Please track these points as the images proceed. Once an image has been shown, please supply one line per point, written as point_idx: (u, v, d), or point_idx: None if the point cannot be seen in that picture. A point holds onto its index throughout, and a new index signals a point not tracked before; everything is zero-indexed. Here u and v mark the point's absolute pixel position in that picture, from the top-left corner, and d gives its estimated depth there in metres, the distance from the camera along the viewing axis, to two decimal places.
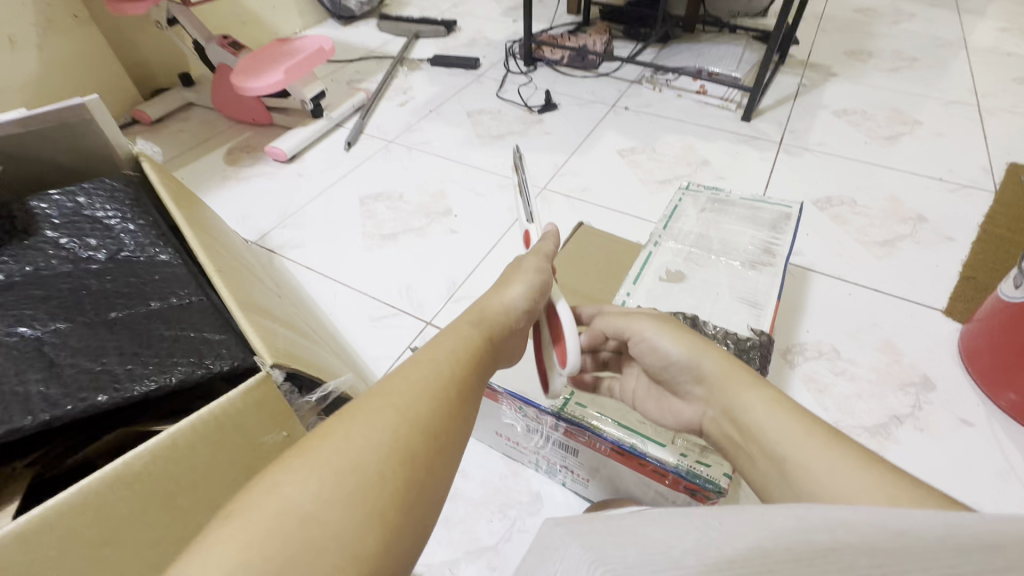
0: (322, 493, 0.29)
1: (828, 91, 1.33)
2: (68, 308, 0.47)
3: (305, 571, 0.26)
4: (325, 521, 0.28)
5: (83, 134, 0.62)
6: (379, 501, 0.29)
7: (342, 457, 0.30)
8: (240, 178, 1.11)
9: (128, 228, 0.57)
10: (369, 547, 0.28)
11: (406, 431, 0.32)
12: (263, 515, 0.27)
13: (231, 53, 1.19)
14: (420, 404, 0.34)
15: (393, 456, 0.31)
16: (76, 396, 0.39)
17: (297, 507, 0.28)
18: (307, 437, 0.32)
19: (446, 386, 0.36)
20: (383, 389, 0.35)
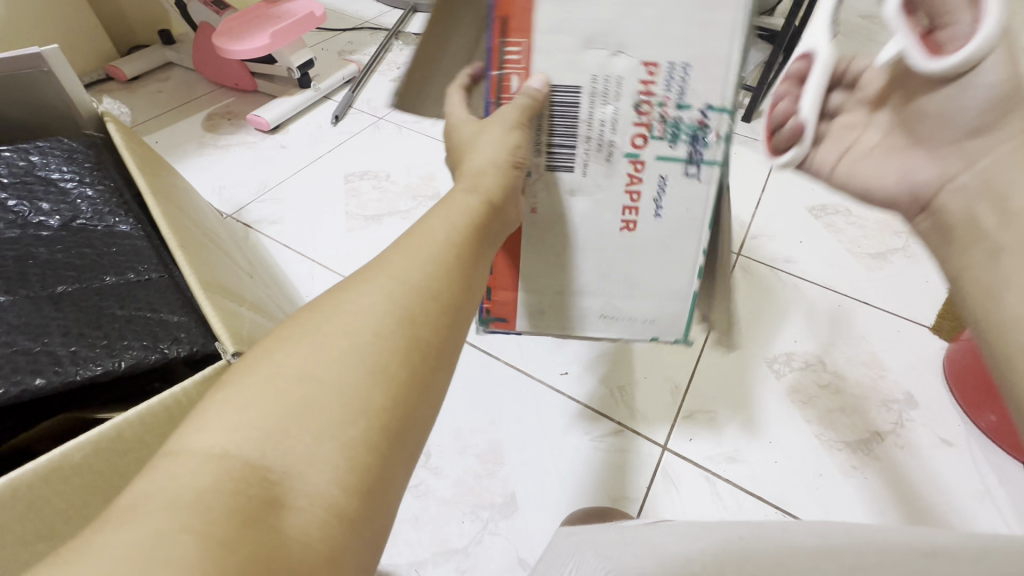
0: (318, 362, 0.29)
1: None
2: (11, 279, 0.43)
3: (309, 428, 0.27)
4: (326, 388, 0.28)
5: (40, 87, 0.56)
6: (376, 360, 0.29)
7: (341, 326, 0.30)
8: (219, 146, 1.06)
9: (86, 193, 0.52)
10: (377, 405, 0.28)
11: (401, 302, 0.32)
12: (265, 381, 0.28)
13: (215, 12, 1.12)
14: (413, 271, 0.34)
15: (393, 324, 0.31)
16: (11, 379, 0.36)
17: (292, 374, 0.28)
18: (309, 314, 0.32)
19: (441, 266, 0.35)
20: (380, 263, 0.35)
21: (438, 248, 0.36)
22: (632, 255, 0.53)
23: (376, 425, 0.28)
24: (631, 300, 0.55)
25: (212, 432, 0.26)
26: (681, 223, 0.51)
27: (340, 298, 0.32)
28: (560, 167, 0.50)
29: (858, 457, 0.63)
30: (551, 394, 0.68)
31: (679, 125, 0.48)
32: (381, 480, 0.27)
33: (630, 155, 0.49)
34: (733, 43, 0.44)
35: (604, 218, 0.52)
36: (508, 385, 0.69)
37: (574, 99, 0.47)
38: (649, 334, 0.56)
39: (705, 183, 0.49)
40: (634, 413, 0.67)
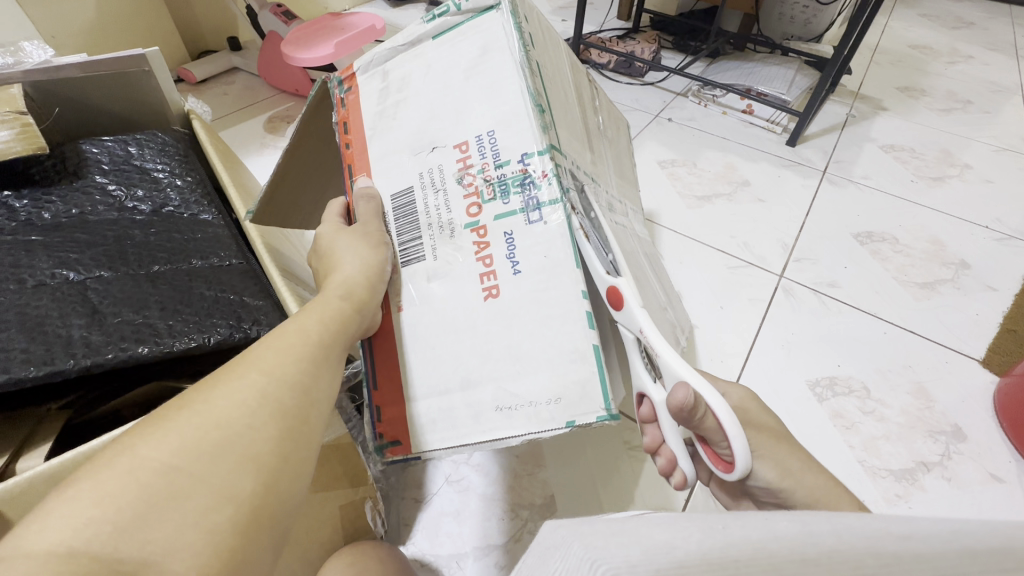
0: (184, 449, 0.26)
1: (877, 124, 1.31)
2: (112, 257, 0.47)
3: (167, 522, 0.24)
4: (192, 473, 0.26)
5: (139, 85, 0.61)
6: (253, 446, 0.28)
7: (207, 406, 0.28)
8: (278, 147, 1.11)
9: (176, 183, 0.57)
10: (248, 490, 0.27)
11: (275, 391, 0.31)
12: (118, 470, 0.24)
13: (283, 22, 1.20)
14: (286, 363, 0.33)
15: (270, 412, 0.30)
16: (118, 346, 0.39)
17: (151, 461, 0.25)
18: (169, 404, 0.29)
19: (311, 358, 0.35)
20: (255, 351, 0.33)
21: (311, 339, 0.36)
22: (507, 323, 0.39)
23: (243, 514, 0.26)
24: (523, 378, 0.39)
25: (49, 530, 0.22)
26: (547, 272, 0.38)
27: (206, 382, 0.30)
28: (412, 261, 0.45)
29: (904, 487, 0.63)
30: None
31: (505, 181, 0.41)
32: (245, 564, 0.26)
33: (468, 225, 0.42)
34: (521, 98, 0.42)
35: (464, 292, 0.41)
36: None
37: (409, 198, 0.46)
38: (563, 419, 0.37)
39: (552, 223, 0.39)
40: None
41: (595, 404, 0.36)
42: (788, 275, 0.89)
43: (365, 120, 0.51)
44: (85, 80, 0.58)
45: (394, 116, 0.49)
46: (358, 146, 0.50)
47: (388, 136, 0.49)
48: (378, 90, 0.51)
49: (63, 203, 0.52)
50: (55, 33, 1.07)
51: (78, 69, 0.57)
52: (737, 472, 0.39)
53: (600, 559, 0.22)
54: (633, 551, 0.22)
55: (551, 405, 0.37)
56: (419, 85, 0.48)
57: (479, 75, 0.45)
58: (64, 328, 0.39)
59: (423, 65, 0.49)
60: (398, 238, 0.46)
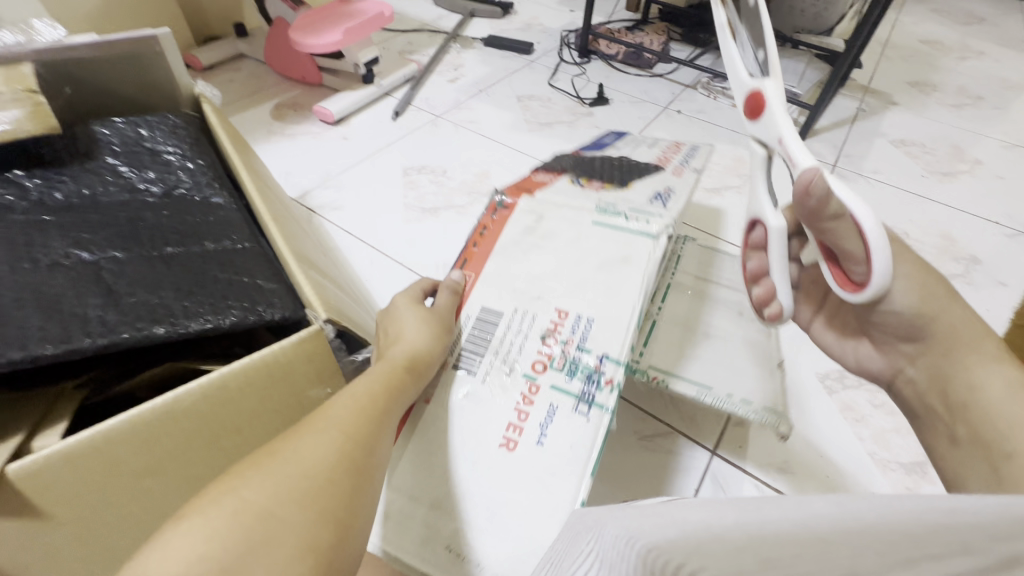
0: (237, 534, 0.28)
1: (887, 119, 1.30)
2: (125, 238, 0.46)
3: None
4: (246, 556, 0.27)
5: (151, 66, 0.61)
6: (304, 533, 0.29)
7: (289, 458, 0.33)
8: (285, 134, 1.11)
9: (188, 165, 0.56)
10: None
11: (327, 473, 0.33)
12: (219, 515, 0.29)
13: (290, 8, 1.19)
14: (337, 442, 0.35)
15: (320, 495, 0.31)
16: (134, 326, 0.38)
17: (210, 545, 0.27)
18: (228, 483, 0.31)
19: (375, 413, 0.39)
20: (307, 430, 0.35)
21: (374, 397, 0.41)
22: (522, 476, 0.45)
23: (323, 560, 0.29)
24: (515, 520, 0.44)
25: (167, 567, 0.26)
26: (568, 457, 0.46)
27: (286, 437, 0.35)
28: (461, 366, 0.51)
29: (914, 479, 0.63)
30: None
31: (576, 363, 0.50)
32: None
33: (527, 374, 0.50)
34: (632, 314, 0.52)
35: (502, 420, 0.48)
36: None
37: (491, 317, 0.53)
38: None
39: (593, 424, 0.47)
40: (682, 416, 0.67)
41: None
42: None
43: (502, 239, 0.58)
44: (97, 60, 0.58)
45: (523, 252, 0.57)
46: (484, 251, 0.58)
47: (507, 261, 0.57)
48: (526, 224, 0.59)
49: (75, 184, 0.51)
50: (61, 15, 1.06)
51: (91, 49, 0.57)
52: (863, 292, 0.45)
53: (636, 537, 0.22)
54: (667, 527, 0.22)
55: (520, 563, 0.42)
56: (558, 240, 0.57)
57: (606, 273, 0.54)
58: (79, 307, 0.38)
59: (575, 230, 0.57)
60: (463, 342, 0.52)
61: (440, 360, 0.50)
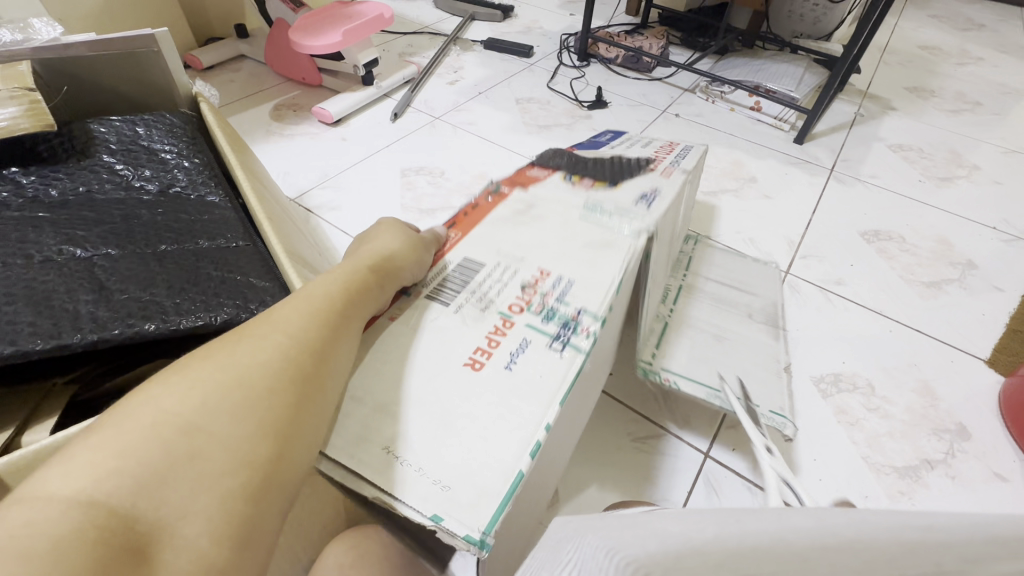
0: (167, 435, 0.28)
1: (885, 124, 1.30)
2: (119, 235, 0.47)
3: (157, 503, 0.27)
4: (182, 453, 0.28)
5: (149, 65, 0.61)
6: (241, 431, 0.30)
7: (213, 369, 0.32)
8: (284, 135, 1.11)
9: (184, 164, 0.56)
10: (237, 475, 0.29)
11: (266, 374, 0.33)
12: (132, 427, 0.28)
13: (291, 10, 1.19)
14: (277, 344, 0.35)
15: (256, 396, 0.32)
16: (124, 323, 0.38)
17: (139, 444, 0.28)
18: (160, 382, 0.31)
19: (315, 321, 0.38)
20: (246, 333, 0.35)
21: (318, 305, 0.39)
22: (479, 397, 0.42)
23: (249, 472, 0.29)
24: (461, 440, 0.39)
25: (71, 480, 0.26)
26: (531, 386, 0.43)
27: (212, 348, 0.34)
28: (438, 301, 0.50)
29: (908, 483, 0.63)
30: (599, 395, 0.69)
31: (555, 311, 0.48)
32: (245, 536, 0.28)
33: (502, 312, 0.48)
34: (613, 279, 0.51)
35: (467, 347, 0.46)
36: None
37: (473, 269, 0.53)
38: (432, 510, 0.36)
39: (565, 359, 0.44)
40: (677, 418, 0.67)
41: (473, 521, 0.35)
42: (794, 272, 0.89)
43: (492, 212, 0.60)
44: (95, 59, 0.58)
45: (513, 228, 0.58)
46: (473, 217, 0.59)
47: (495, 229, 0.58)
48: (518, 206, 0.61)
49: (70, 181, 0.52)
50: (63, 15, 1.07)
51: (88, 48, 0.57)
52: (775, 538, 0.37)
53: (615, 550, 0.22)
54: (650, 540, 0.21)
55: (439, 489, 0.37)
56: (548, 220, 0.58)
57: (595, 251, 0.54)
58: (71, 303, 0.38)
59: (562, 214, 0.59)
60: (441, 284, 0.52)
61: (409, 276, 0.50)
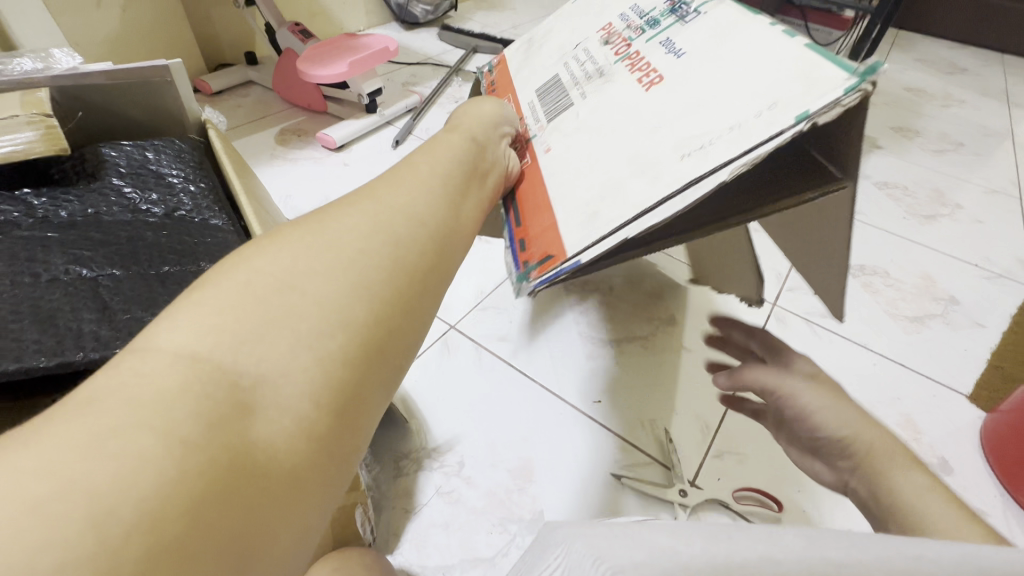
0: (284, 282, 0.30)
1: (871, 162, 1.34)
2: (124, 257, 0.48)
3: (263, 355, 0.27)
4: (290, 307, 0.29)
5: (161, 93, 0.64)
6: (354, 297, 0.31)
7: (315, 242, 0.32)
8: (288, 159, 1.14)
9: (189, 188, 0.59)
10: (341, 337, 0.30)
11: (373, 246, 0.33)
12: (241, 287, 0.29)
13: (301, 40, 1.24)
14: (390, 219, 0.35)
15: (367, 266, 0.32)
16: (125, 342, 0.39)
17: (256, 292, 0.29)
18: (284, 240, 0.32)
19: (410, 213, 0.36)
20: (364, 206, 0.35)
21: (419, 197, 0.38)
22: (674, 85, 0.43)
23: (354, 338, 0.30)
24: (706, 123, 0.37)
25: (184, 333, 0.27)
26: (716, 40, 0.44)
27: (322, 220, 0.34)
28: (555, 115, 0.54)
29: None
30: (587, 422, 0.70)
31: (655, 16, 0.53)
32: (343, 396, 0.29)
33: (621, 60, 0.52)
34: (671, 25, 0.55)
35: (625, 91, 0.47)
36: (542, 404, 0.72)
37: (558, 80, 0.57)
38: (796, 115, 0.31)
39: (718, 18, 0.46)
40: (665, 447, 0.68)
41: (836, 83, 0.31)
42: (781, 303, 0.91)
43: (531, 67, 0.64)
44: (109, 87, 0.61)
45: (538, 60, 0.64)
46: (507, 85, 0.66)
47: (531, 71, 0.63)
48: (523, 56, 0.68)
49: (79, 204, 0.54)
50: (79, 40, 1.11)
51: (104, 77, 0.60)
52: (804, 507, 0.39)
53: (602, 560, 0.25)
54: (634, 550, 0.24)
55: (761, 114, 0.34)
56: (562, 35, 0.65)
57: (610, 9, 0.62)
58: (75, 322, 0.40)
59: (587, 14, 0.63)
60: (545, 112, 0.55)
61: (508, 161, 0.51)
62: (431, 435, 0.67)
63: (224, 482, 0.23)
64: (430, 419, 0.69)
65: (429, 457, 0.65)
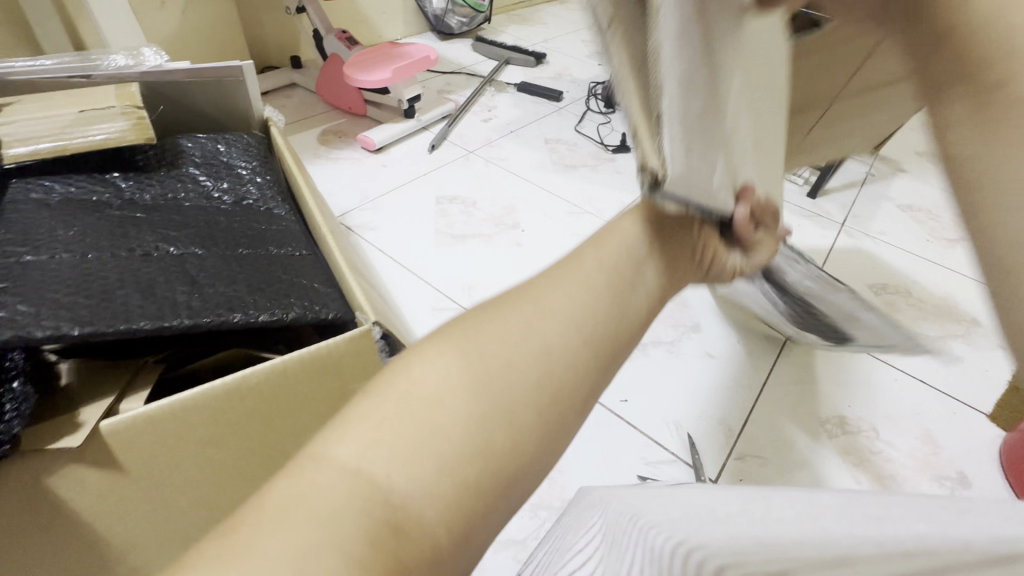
0: (448, 388, 0.28)
1: (895, 184, 1.36)
2: (204, 238, 0.53)
3: (423, 471, 0.25)
4: (450, 415, 0.27)
5: (233, 92, 0.69)
6: (513, 406, 0.28)
7: (471, 352, 0.30)
8: (329, 158, 1.20)
9: (257, 180, 0.63)
10: (495, 449, 0.27)
11: (542, 353, 0.31)
12: (405, 395, 0.28)
13: (346, 46, 1.31)
14: (558, 319, 0.32)
15: (528, 375, 0.30)
16: (214, 312, 0.44)
17: (421, 396, 0.28)
18: (453, 336, 0.31)
19: (574, 321, 0.33)
20: (541, 299, 0.33)
21: (578, 302, 0.33)
22: None
23: (492, 469, 0.27)
24: None
25: (349, 445, 0.25)
26: None
27: (484, 328, 0.31)
28: None
29: None
30: (615, 420, 0.73)
31: None
32: (486, 519, 0.26)
33: None
34: None
35: None
36: None
37: None
38: None
39: None
40: (689, 447, 0.71)
41: None
42: None
43: None
44: (188, 84, 0.66)
45: None
46: None
47: None
48: None
49: (161, 188, 0.58)
50: None
51: (185, 75, 0.65)
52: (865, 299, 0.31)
53: (636, 517, 0.28)
54: (669, 513, 0.26)
55: None
56: None
57: None
58: (171, 293, 0.44)
59: None
60: None
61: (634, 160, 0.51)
62: None
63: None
64: None
65: None
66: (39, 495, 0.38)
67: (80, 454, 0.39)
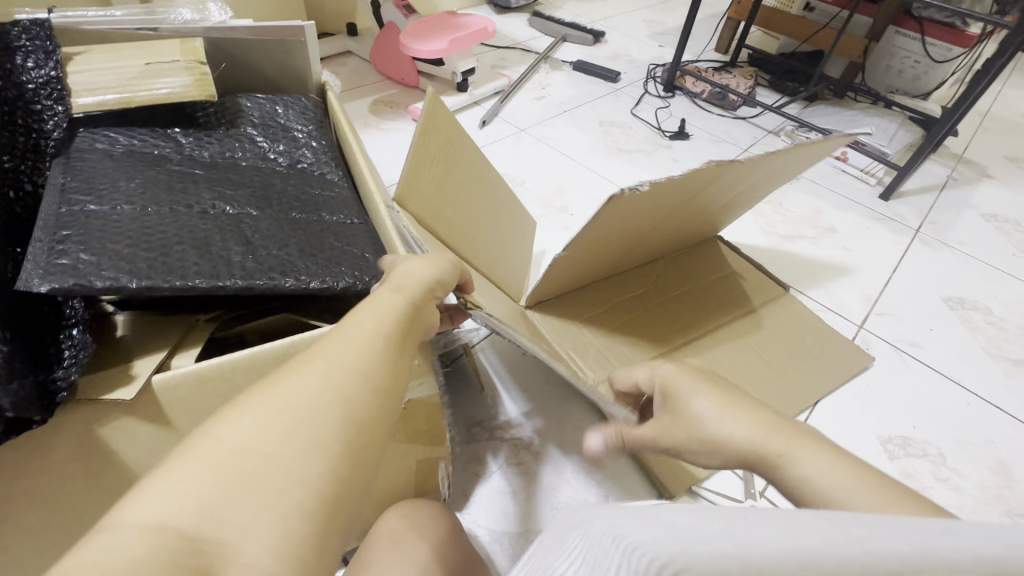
0: (267, 435, 0.26)
1: (980, 191, 1.25)
2: (260, 200, 0.52)
3: (245, 505, 0.24)
4: (266, 456, 0.25)
5: (293, 53, 0.68)
6: (334, 439, 0.27)
7: (279, 404, 0.27)
8: (380, 128, 1.18)
9: (312, 144, 0.62)
10: (318, 479, 0.26)
11: (350, 384, 0.29)
12: (216, 448, 0.25)
13: (403, 15, 1.28)
14: (364, 356, 0.31)
15: (344, 408, 0.28)
16: (267, 275, 0.43)
17: (228, 444, 0.25)
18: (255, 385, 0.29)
19: (371, 345, 0.31)
20: (320, 341, 0.31)
21: (368, 326, 0.33)
22: None
23: (318, 499, 0.25)
24: None
25: (143, 507, 0.22)
26: None
27: (284, 374, 0.29)
28: None
29: None
30: None
31: None
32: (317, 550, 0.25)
33: None
34: None
35: None
36: None
37: None
38: None
39: None
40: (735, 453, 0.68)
41: None
42: (868, 327, 0.87)
43: None
44: (248, 42, 0.65)
45: None
46: None
47: None
48: None
49: (219, 146, 0.58)
50: None
51: (247, 33, 0.64)
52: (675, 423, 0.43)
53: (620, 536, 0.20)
54: (653, 527, 0.19)
55: None
56: None
57: None
58: (226, 252, 0.44)
59: None
60: None
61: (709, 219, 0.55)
62: (505, 407, 0.69)
63: (328, 516, 0.25)
64: (504, 390, 0.71)
65: (501, 427, 0.67)
66: (91, 444, 0.39)
67: (133, 406, 0.39)
